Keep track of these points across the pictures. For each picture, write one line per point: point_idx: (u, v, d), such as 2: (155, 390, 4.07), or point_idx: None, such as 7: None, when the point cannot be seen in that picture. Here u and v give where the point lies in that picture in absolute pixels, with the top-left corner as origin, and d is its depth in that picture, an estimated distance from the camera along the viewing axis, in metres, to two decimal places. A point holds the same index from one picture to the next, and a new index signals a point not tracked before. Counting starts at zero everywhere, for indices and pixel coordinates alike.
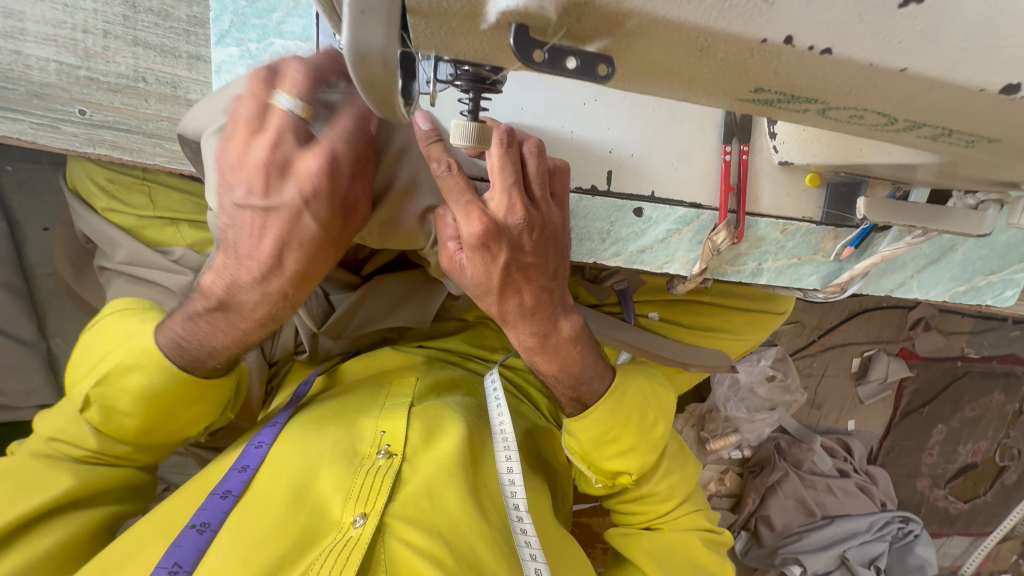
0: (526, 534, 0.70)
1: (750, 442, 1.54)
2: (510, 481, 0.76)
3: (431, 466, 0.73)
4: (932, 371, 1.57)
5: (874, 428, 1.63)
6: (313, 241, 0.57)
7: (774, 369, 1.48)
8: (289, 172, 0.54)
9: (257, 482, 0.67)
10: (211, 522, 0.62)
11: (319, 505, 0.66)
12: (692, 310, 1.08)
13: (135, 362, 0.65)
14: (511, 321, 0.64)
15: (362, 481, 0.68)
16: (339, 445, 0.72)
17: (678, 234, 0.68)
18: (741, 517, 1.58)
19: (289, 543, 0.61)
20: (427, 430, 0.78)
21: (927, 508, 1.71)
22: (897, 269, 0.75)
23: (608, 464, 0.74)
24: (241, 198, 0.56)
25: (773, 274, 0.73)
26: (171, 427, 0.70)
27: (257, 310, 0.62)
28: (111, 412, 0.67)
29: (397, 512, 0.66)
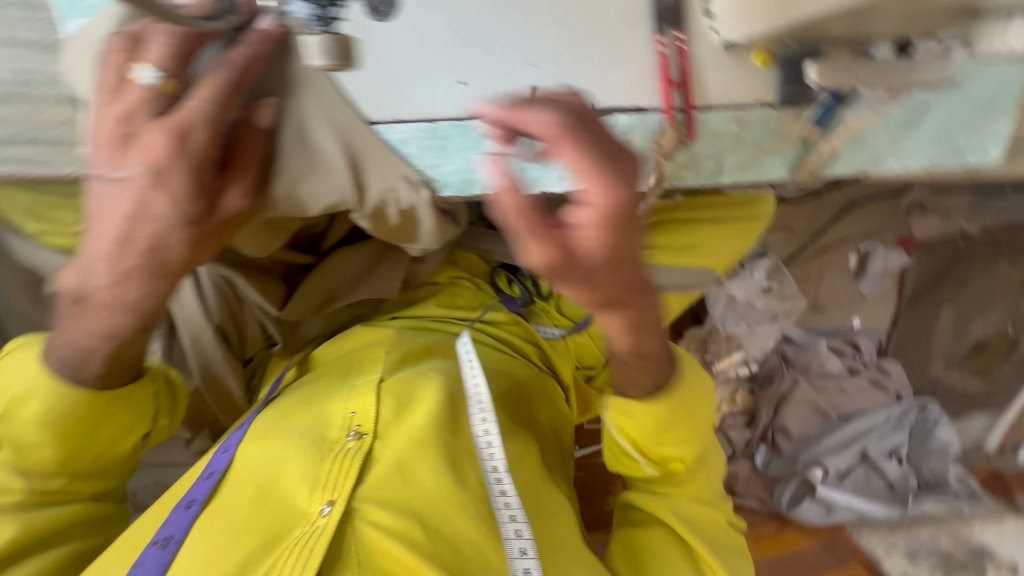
0: (507, 498, 0.71)
1: (756, 357, 1.52)
2: (487, 444, 0.75)
3: (402, 442, 0.74)
4: (933, 257, 1.54)
5: (881, 322, 1.60)
6: (163, 224, 0.53)
7: (769, 280, 1.44)
8: (134, 143, 0.52)
9: (229, 483, 0.72)
10: (172, 536, 0.67)
11: (287, 497, 0.69)
12: (670, 231, 1.02)
13: (28, 394, 0.67)
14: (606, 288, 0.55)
15: (329, 467, 0.71)
16: (306, 435, 0.74)
17: (625, 143, 0.63)
18: (757, 432, 1.57)
19: (258, 540, 0.65)
20: (399, 404, 0.79)
21: (944, 392, 1.69)
22: (867, 142, 0.69)
23: (663, 451, 0.81)
24: (99, 170, 0.54)
25: (735, 170, 0.68)
26: (96, 448, 0.72)
27: (115, 293, 0.59)
28: (24, 449, 0.69)
29: (366, 495, 0.69)
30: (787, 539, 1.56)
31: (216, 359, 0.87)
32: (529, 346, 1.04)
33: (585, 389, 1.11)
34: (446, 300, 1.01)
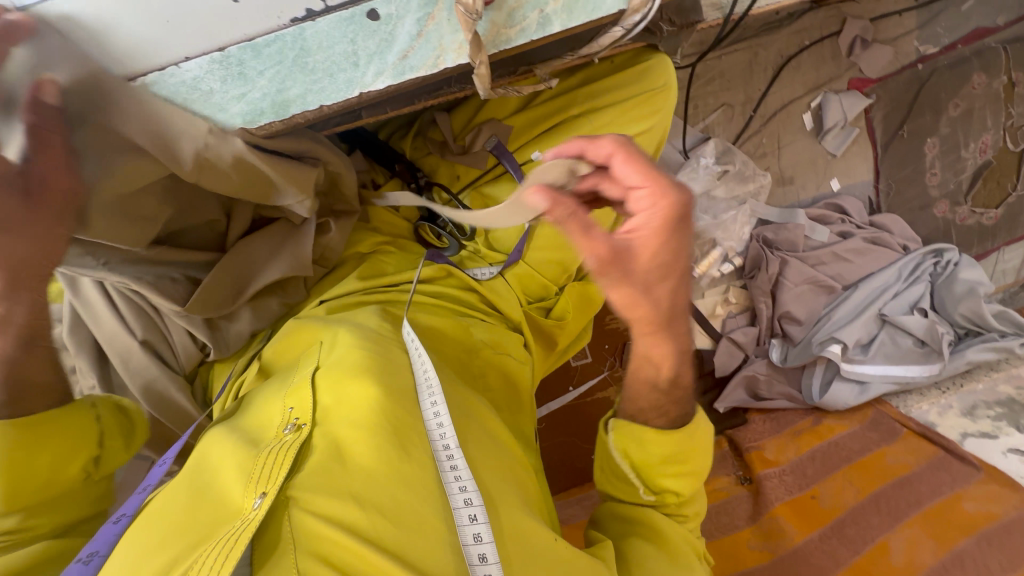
0: (460, 477, 0.60)
1: (736, 249, 1.43)
2: (437, 425, 0.64)
3: (343, 423, 0.63)
4: (893, 87, 1.41)
5: (861, 177, 1.48)
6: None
7: (722, 163, 1.35)
8: None
9: (156, 500, 0.60)
10: (101, 549, 0.57)
11: (220, 497, 0.58)
12: (574, 128, 0.97)
13: None
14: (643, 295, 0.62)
15: (264, 460, 0.59)
16: (241, 438, 0.64)
17: (432, 19, 0.59)
18: (763, 326, 1.47)
19: (183, 543, 0.53)
20: (337, 388, 0.67)
21: (958, 232, 1.54)
22: None
23: (659, 481, 0.74)
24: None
25: (564, 16, 0.63)
26: (41, 481, 0.68)
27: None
28: None
29: (305, 482, 0.57)
30: (827, 427, 1.40)
31: (155, 375, 0.88)
32: (471, 293, 1.01)
33: (538, 323, 1.06)
34: (368, 267, 0.98)
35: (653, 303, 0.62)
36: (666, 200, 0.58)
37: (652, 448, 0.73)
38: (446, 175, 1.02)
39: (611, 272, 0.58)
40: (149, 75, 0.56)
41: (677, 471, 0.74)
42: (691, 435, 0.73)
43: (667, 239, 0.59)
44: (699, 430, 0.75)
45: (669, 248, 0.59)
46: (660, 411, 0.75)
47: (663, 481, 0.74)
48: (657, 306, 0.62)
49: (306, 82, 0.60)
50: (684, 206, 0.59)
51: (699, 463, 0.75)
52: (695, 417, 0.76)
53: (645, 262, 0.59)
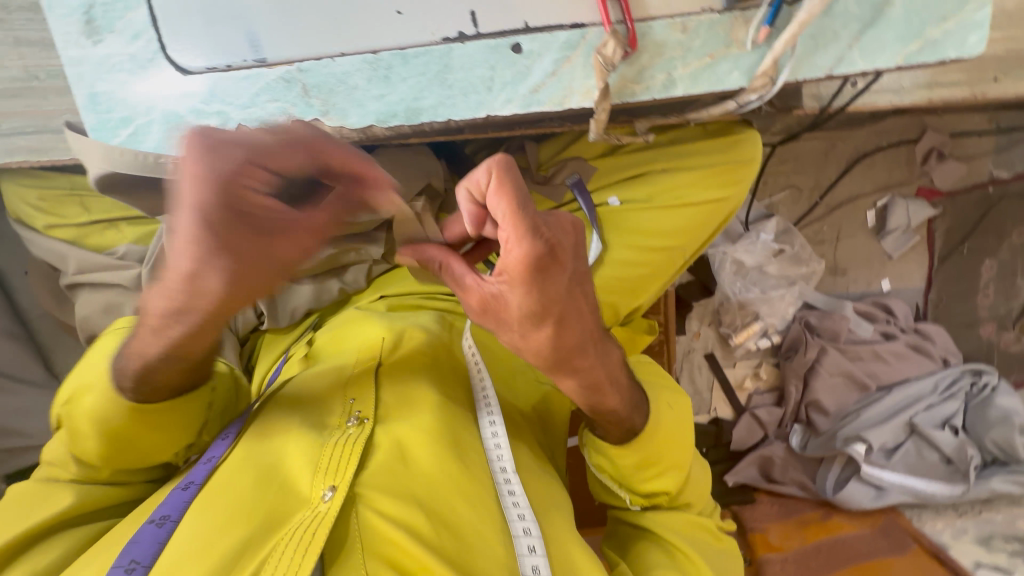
0: (513, 494, 0.66)
1: (776, 327, 1.43)
2: (494, 445, 0.71)
3: (404, 426, 0.68)
4: (959, 205, 1.44)
5: (913, 283, 1.49)
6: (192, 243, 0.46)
7: (779, 243, 1.38)
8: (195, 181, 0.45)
9: (222, 470, 0.64)
10: (172, 514, 0.60)
11: (288, 481, 0.62)
12: (652, 183, 1.00)
13: (90, 384, 0.66)
14: (533, 315, 0.53)
15: (331, 452, 0.64)
16: (306, 423, 0.68)
17: (568, 61, 0.63)
18: (789, 410, 1.45)
19: (255, 527, 0.57)
20: (400, 391, 0.72)
21: (1001, 358, 1.50)
22: (829, 41, 0.67)
23: (650, 486, 0.75)
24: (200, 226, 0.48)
25: (689, 82, 0.67)
26: (134, 454, 0.68)
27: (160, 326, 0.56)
28: (76, 436, 0.67)
29: (371, 481, 0.62)
30: (835, 524, 1.39)
31: (213, 330, 0.91)
32: None
33: None
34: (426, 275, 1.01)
35: (533, 349, 0.57)
36: (517, 254, 0.49)
37: (626, 461, 0.72)
38: None
39: (489, 320, 0.57)
40: (293, 67, 0.60)
41: (658, 474, 0.75)
42: (661, 439, 0.72)
43: (528, 289, 0.51)
44: (661, 429, 0.73)
45: (535, 295, 0.52)
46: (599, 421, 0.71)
47: (650, 487, 0.75)
48: (540, 351, 0.57)
49: (441, 95, 0.63)
50: (541, 252, 0.49)
51: (677, 456, 0.75)
52: (644, 426, 0.71)
53: (518, 313, 0.54)
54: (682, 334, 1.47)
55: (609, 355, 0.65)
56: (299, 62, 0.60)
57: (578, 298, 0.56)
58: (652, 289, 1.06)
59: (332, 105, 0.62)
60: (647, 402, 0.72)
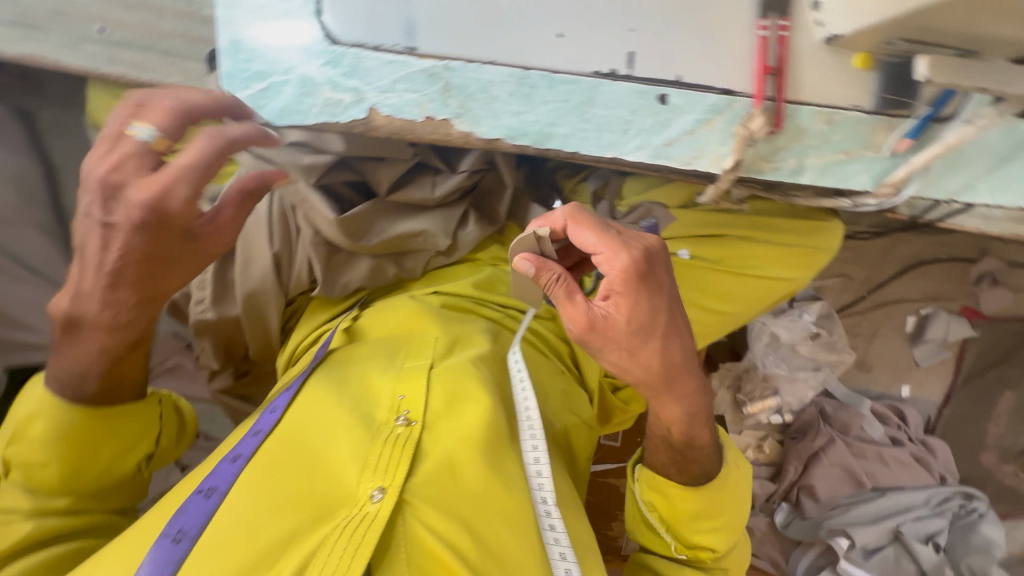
0: (556, 530, 0.65)
1: (792, 407, 1.43)
2: (537, 473, 0.69)
3: (451, 436, 0.69)
4: (1000, 332, 1.43)
5: (932, 396, 1.49)
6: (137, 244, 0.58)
7: (818, 326, 1.38)
8: (120, 198, 0.55)
9: (271, 446, 0.66)
10: (218, 486, 0.63)
11: (333, 472, 0.64)
12: (725, 246, 1.00)
13: (34, 411, 0.62)
14: (651, 329, 0.60)
15: (380, 451, 0.65)
16: (355, 411, 0.69)
17: (708, 124, 0.62)
18: (782, 487, 1.45)
19: (302, 517, 0.60)
20: (449, 396, 0.73)
21: (994, 486, 1.53)
22: (962, 167, 0.66)
23: (698, 537, 0.74)
24: (89, 211, 0.56)
25: (816, 173, 0.65)
26: (95, 471, 0.64)
27: (101, 317, 0.61)
28: (30, 467, 0.62)
29: (417, 488, 0.64)
30: None
31: (264, 287, 0.90)
32: (562, 347, 1.01)
33: (607, 395, 1.05)
34: (479, 276, 0.99)
35: (641, 367, 0.62)
36: (623, 262, 0.58)
37: (681, 504, 0.73)
38: None
39: (593, 339, 0.61)
40: (443, 63, 0.58)
41: (710, 528, 0.74)
42: (727, 494, 0.74)
43: (640, 298, 0.59)
44: (731, 485, 0.75)
45: (640, 309, 0.59)
46: (671, 455, 0.73)
47: (697, 538, 0.74)
48: (646, 368, 0.63)
49: (576, 126, 0.61)
50: (643, 266, 0.59)
51: (734, 517, 0.76)
52: (717, 474, 0.74)
53: (625, 328, 0.60)
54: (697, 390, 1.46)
55: (707, 397, 0.71)
56: (448, 58, 0.59)
57: (677, 323, 0.63)
58: (695, 346, 1.07)
59: (467, 110, 0.60)
60: (724, 456, 0.76)
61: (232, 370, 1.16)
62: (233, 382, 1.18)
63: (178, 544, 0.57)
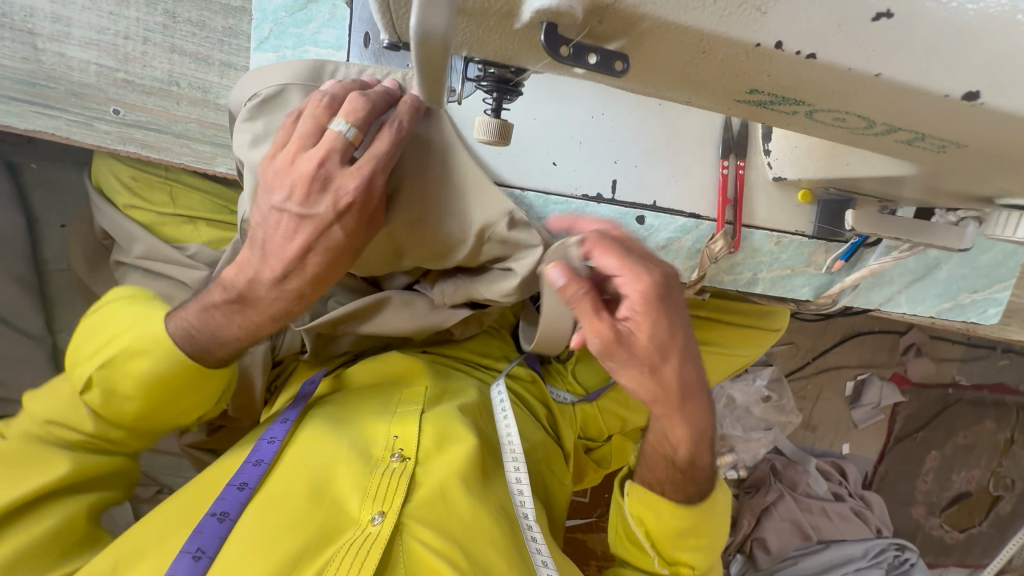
0: (537, 544, 0.72)
1: (746, 463, 1.53)
2: (519, 490, 0.77)
3: (444, 471, 0.73)
4: (925, 396, 1.59)
5: (869, 453, 1.63)
6: (334, 249, 0.56)
7: (769, 389, 1.51)
8: (327, 186, 0.52)
9: (273, 478, 0.69)
10: (230, 512, 0.64)
11: (336, 501, 0.67)
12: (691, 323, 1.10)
13: (143, 347, 0.62)
14: (669, 353, 0.60)
15: (378, 481, 0.69)
16: (353, 447, 0.73)
17: (677, 242, 0.72)
18: (736, 540, 1.53)
19: (308, 535, 0.63)
20: (440, 435, 0.78)
21: (923, 537, 1.70)
22: (885, 283, 0.78)
23: (678, 553, 0.72)
24: (279, 202, 0.54)
25: (767, 284, 0.77)
26: (169, 414, 0.66)
27: (273, 306, 0.59)
28: (113, 395, 0.64)
29: (412, 511, 0.68)
30: None
31: (251, 351, 0.93)
32: (543, 409, 1.05)
33: (582, 458, 1.13)
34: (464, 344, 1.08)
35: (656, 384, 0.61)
36: (647, 284, 0.56)
37: (671, 519, 0.70)
38: None
39: (619, 353, 0.57)
40: None
41: (692, 547, 0.72)
42: (713, 515, 0.72)
43: (659, 317, 0.58)
44: (718, 500, 0.74)
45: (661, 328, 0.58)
46: (677, 480, 0.70)
47: (682, 555, 0.72)
48: (664, 385, 0.62)
49: None
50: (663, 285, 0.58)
51: (716, 537, 0.74)
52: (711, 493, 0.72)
53: (648, 345, 0.58)
54: None
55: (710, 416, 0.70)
56: None
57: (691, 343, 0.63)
58: None
59: None
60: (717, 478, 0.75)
61: (206, 425, 1.15)
62: (207, 437, 1.17)
63: (197, 563, 0.59)
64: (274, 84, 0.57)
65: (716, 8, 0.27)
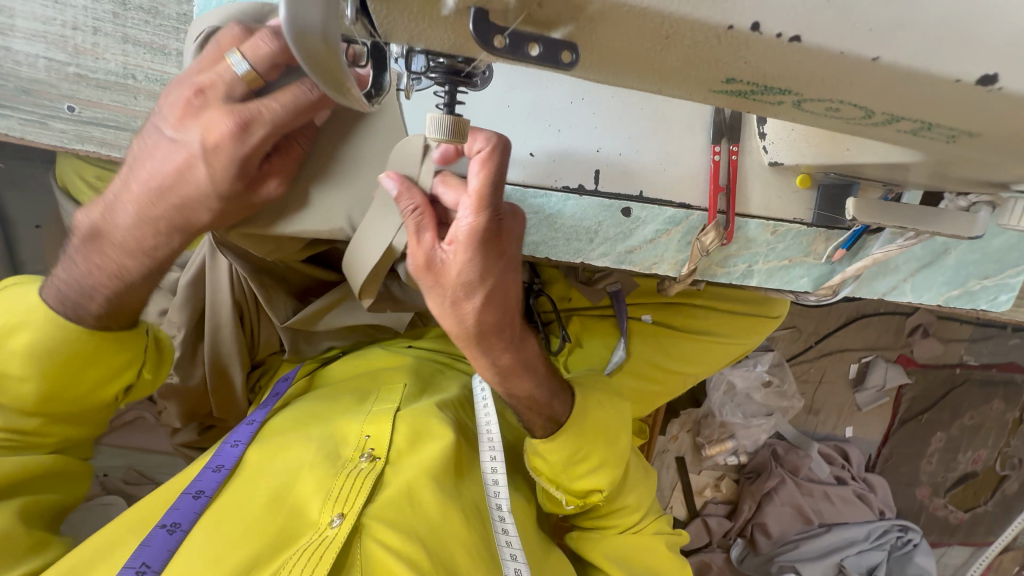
0: (508, 536, 0.73)
1: (746, 448, 1.51)
2: (494, 481, 0.77)
3: (413, 469, 0.73)
4: (931, 378, 1.56)
5: (873, 435, 1.60)
6: (203, 195, 0.51)
7: (770, 374, 1.47)
8: (200, 114, 0.48)
9: (232, 488, 0.68)
10: (182, 522, 0.63)
11: (298, 507, 0.67)
12: (686, 312, 1.07)
13: (24, 324, 0.56)
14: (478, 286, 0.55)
15: (343, 483, 0.68)
16: (322, 448, 0.72)
17: (667, 234, 0.67)
18: (737, 525, 1.52)
19: (267, 543, 0.62)
20: (412, 434, 0.78)
21: (927, 517, 1.68)
22: (890, 272, 0.74)
23: (578, 485, 0.73)
24: (159, 122, 0.50)
25: (764, 275, 0.73)
26: (77, 392, 0.61)
27: (133, 239, 0.54)
28: (7, 381, 0.58)
29: (372, 511, 0.67)
30: None
31: (226, 351, 0.90)
32: None
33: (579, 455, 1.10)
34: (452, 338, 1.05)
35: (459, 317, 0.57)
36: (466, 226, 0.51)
37: (553, 456, 0.71)
38: (558, 291, 1.10)
39: (426, 279, 0.55)
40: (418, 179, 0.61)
41: (588, 472, 0.73)
42: (589, 426, 0.72)
43: (474, 256, 0.53)
44: (591, 413, 0.74)
45: (476, 267, 0.53)
46: (521, 410, 0.70)
47: (582, 484, 0.73)
48: (462, 322, 0.58)
49: (547, 235, 0.66)
50: (492, 227, 0.52)
51: (611, 452, 0.74)
52: (570, 417, 0.72)
53: (454, 273, 0.54)
54: (661, 434, 1.49)
55: (529, 343, 0.68)
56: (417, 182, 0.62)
57: (510, 278, 0.58)
58: (657, 404, 1.12)
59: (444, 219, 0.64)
60: (578, 396, 0.74)
61: (196, 424, 1.13)
62: (196, 437, 1.14)
63: None
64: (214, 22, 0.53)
65: None
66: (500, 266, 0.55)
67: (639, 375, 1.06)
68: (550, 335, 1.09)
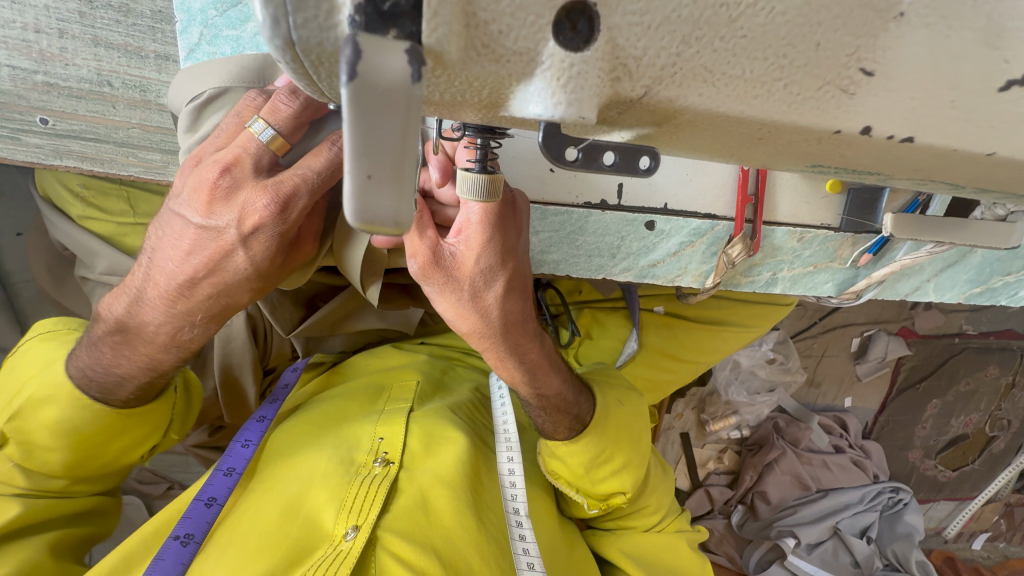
0: (525, 543, 0.67)
1: (749, 422, 1.55)
2: (510, 483, 0.73)
3: (428, 474, 0.70)
4: (930, 348, 1.58)
5: (870, 404, 1.65)
6: (246, 278, 0.50)
7: (775, 352, 1.49)
8: (233, 200, 0.46)
9: (241, 509, 0.66)
10: (194, 534, 0.63)
11: (311, 519, 0.64)
12: (700, 303, 1.06)
13: (47, 395, 0.57)
14: (497, 281, 0.52)
15: (356, 491, 0.66)
16: (337, 454, 0.70)
17: (691, 246, 0.65)
18: (737, 493, 1.58)
19: (279, 557, 0.59)
20: (426, 436, 0.75)
21: (917, 477, 1.76)
22: (914, 274, 0.73)
23: (601, 487, 0.73)
24: (181, 209, 0.48)
25: (788, 282, 0.71)
26: (106, 457, 0.62)
27: (168, 328, 0.53)
28: (33, 448, 0.59)
29: (388, 523, 0.64)
30: None
31: (238, 361, 0.87)
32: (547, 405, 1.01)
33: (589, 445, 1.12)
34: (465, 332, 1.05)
35: (478, 315, 0.54)
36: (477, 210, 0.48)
37: (570, 459, 0.71)
38: (568, 284, 1.08)
39: (436, 277, 0.50)
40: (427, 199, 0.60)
41: (613, 472, 0.73)
42: (611, 423, 0.72)
43: (494, 234, 0.49)
44: (612, 414, 0.73)
45: (493, 250, 0.50)
46: (547, 412, 0.68)
47: (604, 487, 0.73)
48: (486, 316, 0.54)
49: (567, 253, 0.64)
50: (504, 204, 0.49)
51: (633, 454, 0.74)
52: (593, 418, 0.71)
53: (473, 269, 0.50)
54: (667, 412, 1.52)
55: (546, 343, 0.66)
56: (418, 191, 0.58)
57: (524, 275, 0.55)
58: (668, 391, 1.12)
59: None
60: (596, 397, 0.73)
61: (207, 426, 1.12)
62: (208, 437, 1.13)
63: None
64: (215, 83, 0.50)
65: (787, 93, 0.20)
66: (517, 260, 0.53)
67: (649, 366, 1.06)
68: (560, 329, 1.07)
